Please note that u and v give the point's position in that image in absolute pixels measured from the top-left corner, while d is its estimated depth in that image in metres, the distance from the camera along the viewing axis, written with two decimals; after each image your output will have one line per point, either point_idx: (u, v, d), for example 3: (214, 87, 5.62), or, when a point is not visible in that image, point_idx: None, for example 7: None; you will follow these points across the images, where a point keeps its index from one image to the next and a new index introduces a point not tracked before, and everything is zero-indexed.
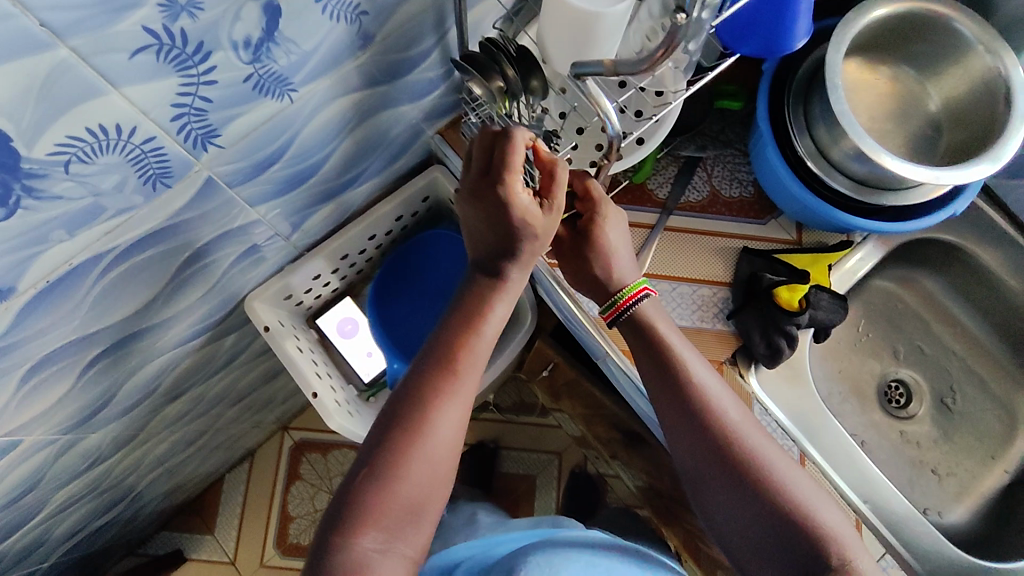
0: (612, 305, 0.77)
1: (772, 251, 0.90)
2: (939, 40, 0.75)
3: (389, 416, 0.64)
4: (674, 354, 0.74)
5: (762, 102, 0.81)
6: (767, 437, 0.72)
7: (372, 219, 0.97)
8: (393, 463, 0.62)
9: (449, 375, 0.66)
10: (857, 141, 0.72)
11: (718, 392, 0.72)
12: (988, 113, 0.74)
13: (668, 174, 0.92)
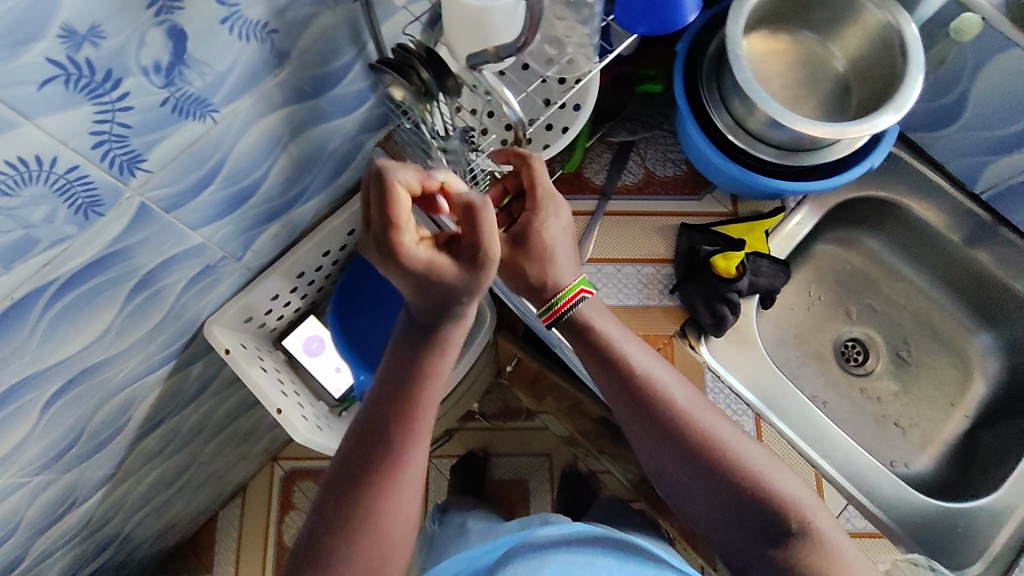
0: (550, 309, 0.77)
1: (709, 224, 0.93)
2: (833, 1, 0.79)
3: (353, 470, 0.69)
4: (620, 356, 0.75)
5: (678, 82, 0.85)
6: (722, 423, 0.74)
7: (322, 235, 0.99)
8: (365, 517, 0.67)
9: (401, 421, 0.69)
10: (765, 109, 0.75)
11: (665, 392, 0.74)
12: (889, 66, 0.77)
13: (603, 160, 0.96)
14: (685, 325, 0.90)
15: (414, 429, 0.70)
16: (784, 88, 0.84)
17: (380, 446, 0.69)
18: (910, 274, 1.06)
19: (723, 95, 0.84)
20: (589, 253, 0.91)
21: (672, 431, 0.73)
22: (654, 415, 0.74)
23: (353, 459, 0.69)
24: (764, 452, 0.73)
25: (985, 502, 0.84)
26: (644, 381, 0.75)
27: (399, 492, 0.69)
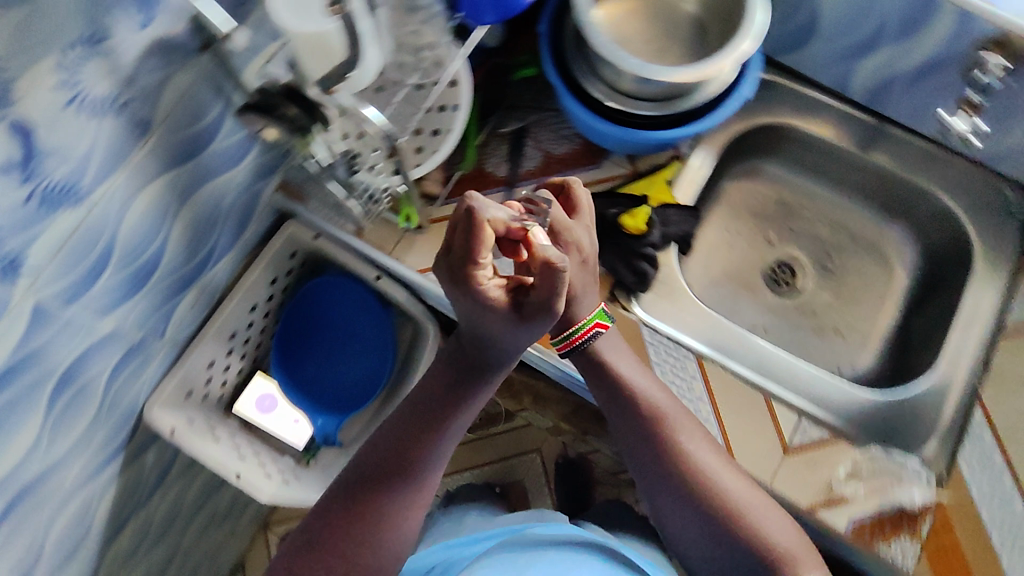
0: (565, 339, 0.79)
1: (614, 188, 0.96)
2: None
3: (339, 511, 0.74)
4: (630, 392, 0.81)
5: (548, 64, 0.87)
6: (726, 463, 0.79)
7: (245, 291, 0.97)
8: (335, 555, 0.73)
9: (395, 470, 0.74)
10: (634, 69, 0.78)
11: (674, 425, 0.80)
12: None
13: (501, 151, 0.97)
14: (614, 290, 0.92)
15: (406, 481, 0.74)
16: (647, 44, 0.88)
17: (370, 488, 0.74)
18: (816, 189, 1.10)
19: (593, 67, 0.86)
20: None
21: (673, 462, 0.79)
22: (653, 445, 0.81)
23: (341, 501, 0.75)
24: (765, 498, 0.77)
25: (927, 383, 0.89)
26: (652, 414, 0.81)
27: (377, 537, 0.74)
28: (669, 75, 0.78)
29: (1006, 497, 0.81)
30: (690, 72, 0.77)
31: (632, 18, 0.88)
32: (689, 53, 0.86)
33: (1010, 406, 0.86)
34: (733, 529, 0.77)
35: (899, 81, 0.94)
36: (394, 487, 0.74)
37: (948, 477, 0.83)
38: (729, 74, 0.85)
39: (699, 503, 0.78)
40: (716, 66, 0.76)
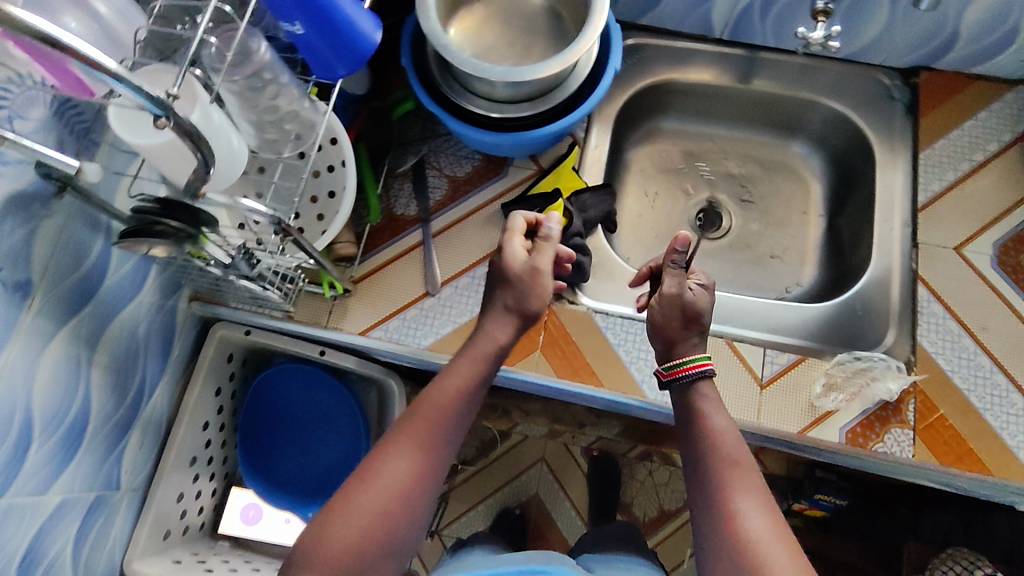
0: (689, 362, 0.74)
1: (525, 191, 0.96)
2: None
3: (393, 458, 0.64)
4: (706, 441, 0.68)
5: (418, 89, 0.85)
6: (781, 535, 0.61)
7: (191, 411, 0.93)
8: (379, 505, 0.62)
9: (448, 428, 0.67)
10: (498, 77, 0.77)
11: (733, 477, 0.65)
12: None
13: (407, 192, 0.96)
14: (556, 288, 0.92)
15: (456, 437, 0.68)
16: (508, 46, 0.87)
17: (427, 438, 0.66)
18: (714, 130, 1.12)
19: (463, 84, 0.86)
20: (440, 277, 0.92)
21: (721, 520, 0.62)
22: (710, 489, 0.65)
23: (394, 448, 0.65)
24: (809, 573, 0.59)
25: (869, 279, 0.91)
26: (717, 453, 0.67)
27: (411, 499, 0.63)
28: (538, 70, 0.77)
29: (968, 357, 0.85)
30: (557, 61, 0.76)
31: (486, 25, 0.88)
32: (548, 44, 0.87)
33: (948, 275, 0.89)
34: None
35: (752, 7, 0.96)
36: (444, 441, 0.67)
37: (914, 360, 0.85)
38: (592, 53, 0.85)
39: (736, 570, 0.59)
40: (579, 48, 0.76)
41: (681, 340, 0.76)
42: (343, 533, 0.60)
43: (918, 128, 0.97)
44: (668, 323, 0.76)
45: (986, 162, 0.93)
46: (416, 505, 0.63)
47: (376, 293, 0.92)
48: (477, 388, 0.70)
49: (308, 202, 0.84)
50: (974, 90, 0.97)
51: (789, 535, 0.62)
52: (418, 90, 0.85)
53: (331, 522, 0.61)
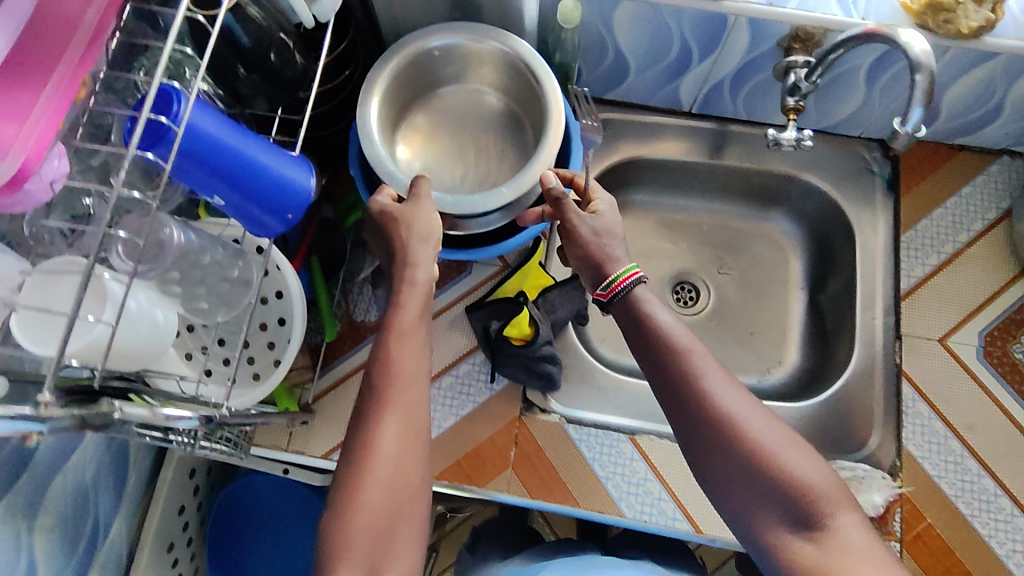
0: (611, 283, 0.68)
1: (491, 292, 0.91)
2: (441, 54, 0.78)
3: (376, 418, 0.59)
4: (665, 337, 0.64)
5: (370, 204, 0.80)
6: (754, 404, 0.62)
7: (150, 541, 0.88)
8: (381, 469, 0.57)
9: (411, 361, 0.62)
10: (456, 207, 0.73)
11: (699, 365, 0.62)
12: (524, 80, 0.78)
13: (367, 294, 0.90)
14: (527, 397, 0.88)
15: (424, 368, 0.63)
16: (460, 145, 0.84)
17: (398, 382, 0.60)
18: (688, 199, 1.05)
19: None
20: None
21: (705, 425, 0.61)
22: (685, 394, 0.62)
23: (374, 420, 0.59)
24: (792, 436, 0.60)
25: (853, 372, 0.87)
26: (672, 348, 0.64)
27: (419, 452, 0.59)
28: (489, 199, 0.74)
29: (954, 460, 0.82)
30: (508, 190, 0.74)
31: (437, 127, 0.84)
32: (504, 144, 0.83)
33: (932, 369, 0.86)
34: (771, 473, 0.58)
35: (722, 87, 0.90)
36: (420, 391, 0.61)
37: (900, 466, 0.83)
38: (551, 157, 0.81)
39: (735, 455, 0.59)
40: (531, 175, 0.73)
41: (607, 257, 0.70)
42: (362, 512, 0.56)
43: (898, 207, 0.93)
44: (594, 243, 0.71)
45: (968, 245, 0.90)
46: (417, 454, 0.59)
47: (336, 413, 0.86)
48: (425, 315, 0.64)
49: (257, 330, 0.78)
50: (955, 164, 0.94)
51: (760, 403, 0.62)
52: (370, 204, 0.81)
53: (344, 508, 0.56)
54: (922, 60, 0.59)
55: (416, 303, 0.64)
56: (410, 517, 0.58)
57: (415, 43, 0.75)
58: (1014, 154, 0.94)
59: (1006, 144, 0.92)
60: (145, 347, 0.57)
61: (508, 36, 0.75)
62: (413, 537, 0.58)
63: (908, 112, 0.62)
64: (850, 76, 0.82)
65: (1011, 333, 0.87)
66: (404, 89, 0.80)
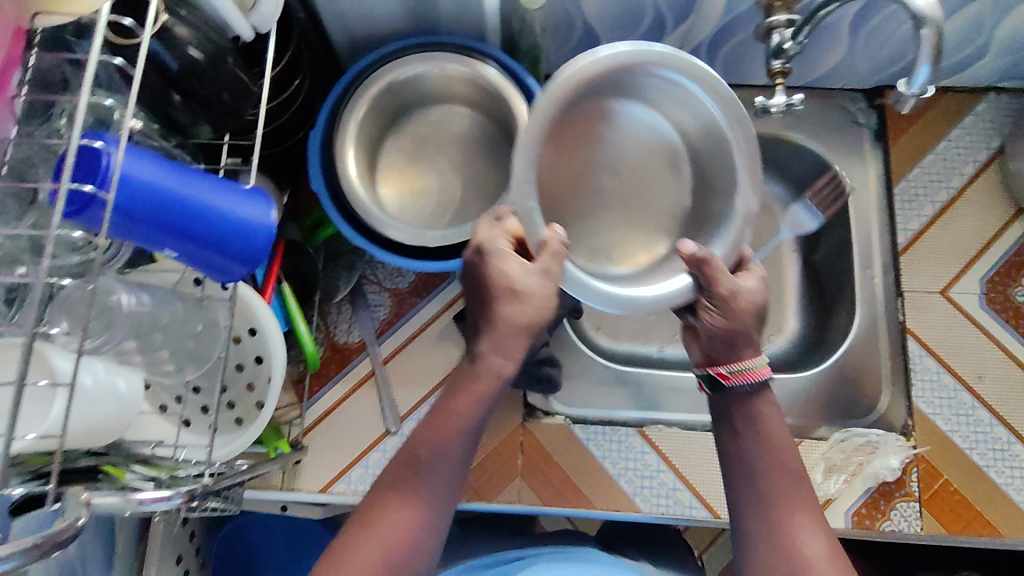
0: (740, 369, 0.63)
1: None
2: (664, 84, 0.68)
3: (392, 498, 0.56)
4: (766, 447, 0.61)
5: (333, 216, 0.74)
6: (838, 558, 0.56)
7: None
8: (380, 553, 0.53)
9: (451, 461, 0.58)
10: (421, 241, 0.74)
11: (795, 486, 0.59)
12: (712, 127, 0.68)
13: (346, 315, 0.85)
14: (528, 401, 0.84)
15: (462, 464, 0.59)
16: (595, 177, 0.76)
17: (434, 472, 0.57)
18: None
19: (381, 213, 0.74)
20: (398, 412, 0.82)
21: (773, 545, 0.56)
22: (769, 503, 0.59)
23: (387, 499, 0.56)
24: None
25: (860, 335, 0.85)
26: (768, 456, 0.61)
27: (416, 544, 0.55)
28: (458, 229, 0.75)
29: (966, 413, 0.81)
30: (631, 301, 0.64)
31: (587, 151, 0.75)
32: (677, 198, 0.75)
33: (937, 322, 0.84)
34: None
35: (699, 50, 0.85)
36: (440, 482, 0.57)
37: (913, 426, 0.81)
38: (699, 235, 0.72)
39: None
40: (653, 300, 0.64)
41: (739, 340, 0.63)
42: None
43: (888, 157, 0.90)
44: (731, 323, 0.63)
45: (962, 189, 0.88)
46: (416, 551, 0.55)
47: (327, 445, 0.81)
48: (481, 405, 0.60)
49: (233, 372, 0.72)
50: (941, 108, 0.91)
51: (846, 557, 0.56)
52: (340, 226, 0.74)
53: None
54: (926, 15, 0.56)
55: (465, 408, 0.59)
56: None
57: (659, 58, 0.64)
58: (1000, 91, 0.90)
59: (991, 80, 0.89)
60: (108, 421, 0.50)
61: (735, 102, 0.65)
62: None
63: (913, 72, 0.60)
64: (833, 26, 0.78)
65: (1012, 277, 0.85)
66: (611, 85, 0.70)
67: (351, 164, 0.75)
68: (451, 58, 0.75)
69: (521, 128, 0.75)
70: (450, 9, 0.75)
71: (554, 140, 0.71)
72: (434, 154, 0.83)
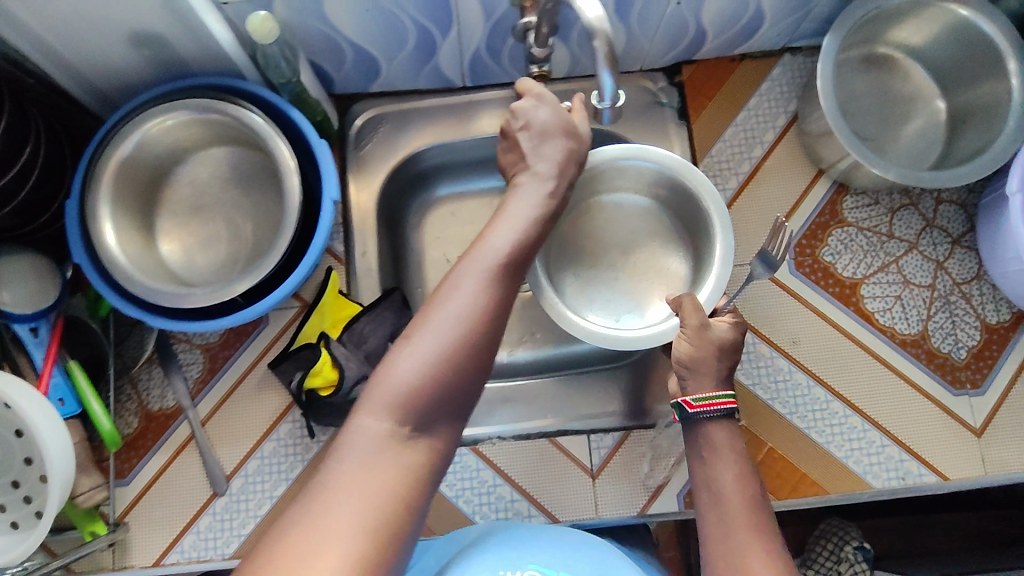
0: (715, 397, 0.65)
1: (291, 341, 0.83)
2: (650, 171, 0.82)
3: (459, 281, 0.56)
4: (720, 484, 0.62)
5: (99, 284, 0.70)
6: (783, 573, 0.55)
7: None
8: (447, 331, 0.53)
9: (514, 255, 0.58)
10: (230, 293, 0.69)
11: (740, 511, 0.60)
12: (695, 209, 0.81)
13: (158, 379, 0.82)
14: None
15: (525, 262, 0.60)
16: (605, 250, 0.88)
17: (497, 266, 0.57)
18: None
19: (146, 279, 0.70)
20: (225, 471, 0.80)
21: (720, 556, 0.58)
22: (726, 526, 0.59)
23: (462, 279, 0.56)
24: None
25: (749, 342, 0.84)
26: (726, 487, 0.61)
27: (490, 323, 0.55)
28: (242, 282, 0.70)
29: (784, 379, 0.83)
30: (622, 339, 0.74)
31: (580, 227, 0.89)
32: (661, 257, 0.87)
33: (753, 294, 0.85)
34: None
35: (481, 54, 0.82)
36: (507, 272, 0.57)
37: (737, 401, 0.82)
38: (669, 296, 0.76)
39: None
40: (651, 335, 0.74)
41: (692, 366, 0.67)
42: (412, 366, 0.52)
43: (693, 134, 0.89)
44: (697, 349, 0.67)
45: (763, 158, 0.88)
46: (490, 330, 0.55)
47: (156, 517, 0.79)
48: (534, 221, 0.62)
49: (22, 466, 0.69)
50: (738, 77, 0.90)
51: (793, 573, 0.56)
52: (123, 308, 0.69)
53: (392, 357, 0.53)
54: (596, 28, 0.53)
55: (519, 218, 0.61)
56: (455, 388, 0.53)
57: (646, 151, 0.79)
58: (794, 50, 0.90)
59: (784, 42, 0.89)
60: None
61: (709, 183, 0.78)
62: (451, 410, 0.53)
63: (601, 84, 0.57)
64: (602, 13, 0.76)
65: (818, 238, 0.86)
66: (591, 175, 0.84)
67: (108, 233, 0.70)
68: (195, 103, 0.71)
69: (282, 172, 0.71)
70: (190, 54, 0.70)
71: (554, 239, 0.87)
72: (214, 202, 0.79)
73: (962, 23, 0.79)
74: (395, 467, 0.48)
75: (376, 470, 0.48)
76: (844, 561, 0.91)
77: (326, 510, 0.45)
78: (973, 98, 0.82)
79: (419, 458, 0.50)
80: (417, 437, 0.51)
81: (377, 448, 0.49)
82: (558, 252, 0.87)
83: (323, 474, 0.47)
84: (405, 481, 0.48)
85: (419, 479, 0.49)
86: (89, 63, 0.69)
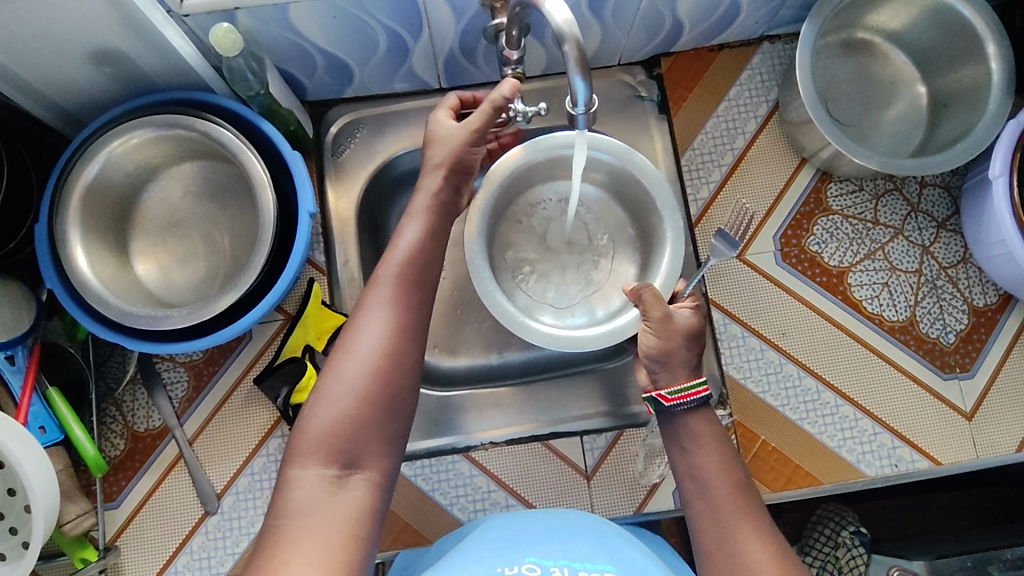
0: (690, 390, 0.64)
1: (275, 356, 0.81)
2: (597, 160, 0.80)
3: (361, 323, 0.58)
4: (713, 480, 0.61)
5: (74, 310, 0.68)
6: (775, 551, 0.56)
7: None
8: (361, 372, 0.55)
9: (410, 285, 0.61)
10: (205, 312, 0.68)
11: (731, 504, 0.59)
12: (642, 196, 0.80)
13: (143, 399, 0.80)
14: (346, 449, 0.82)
15: (428, 286, 0.62)
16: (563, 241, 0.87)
17: (398, 298, 0.60)
18: None
19: (120, 304, 0.68)
20: (217, 489, 0.79)
21: (716, 545, 0.58)
22: (719, 520, 0.59)
23: (361, 322, 0.58)
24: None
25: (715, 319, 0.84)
26: (718, 474, 0.61)
27: (395, 356, 0.57)
28: (215, 302, 0.69)
29: (775, 370, 0.82)
30: (592, 339, 0.73)
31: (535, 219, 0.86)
32: (618, 242, 0.86)
33: (740, 287, 0.84)
34: None
35: (456, 56, 0.81)
36: (405, 302, 0.60)
37: (725, 395, 0.82)
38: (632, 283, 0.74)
39: None
40: (633, 319, 0.72)
41: (686, 363, 0.66)
42: (331, 411, 0.54)
43: (673, 127, 0.88)
44: (663, 342, 0.66)
45: (746, 149, 0.87)
46: (397, 361, 0.57)
47: (147, 539, 0.78)
48: (434, 245, 0.64)
49: (6, 496, 0.68)
50: (718, 67, 0.89)
51: (784, 552, 0.56)
52: (100, 334, 0.68)
53: (313, 407, 0.55)
54: (565, 31, 0.53)
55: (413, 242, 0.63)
56: (383, 422, 0.55)
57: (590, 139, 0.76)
58: (772, 38, 0.89)
59: (763, 30, 0.88)
60: None
61: (650, 168, 0.77)
62: (382, 444, 0.55)
63: (572, 87, 0.56)
64: (577, 10, 0.75)
65: (804, 227, 0.85)
66: (536, 169, 0.82)
67: (81, 257, 0.69)
68: (161, 120, 0.69)
69: (256, 188, 0.69)
70: (153, 69, 0.69)
71: (505, 232, 0.86)
72: (190, 218, 0.78)
73: (940, 7, 0.78)
74: (337, 508, 0.51)
75: (315, 513, 0.50)
76: (841, 546, 0.88)
77: (276, 561, 0.46)
78: (954, 81, 0.82)
79: (358, 494, 0.52)
80: (352, 476, 0.53)
81: (315, 494, 0.51)
82: (511, 243, 0.86)
83: (269, 529, 0.50)
84: (352, 515, 0.51)
85: (365, 512, 0.52)
86: (52, 85, 0.67)
